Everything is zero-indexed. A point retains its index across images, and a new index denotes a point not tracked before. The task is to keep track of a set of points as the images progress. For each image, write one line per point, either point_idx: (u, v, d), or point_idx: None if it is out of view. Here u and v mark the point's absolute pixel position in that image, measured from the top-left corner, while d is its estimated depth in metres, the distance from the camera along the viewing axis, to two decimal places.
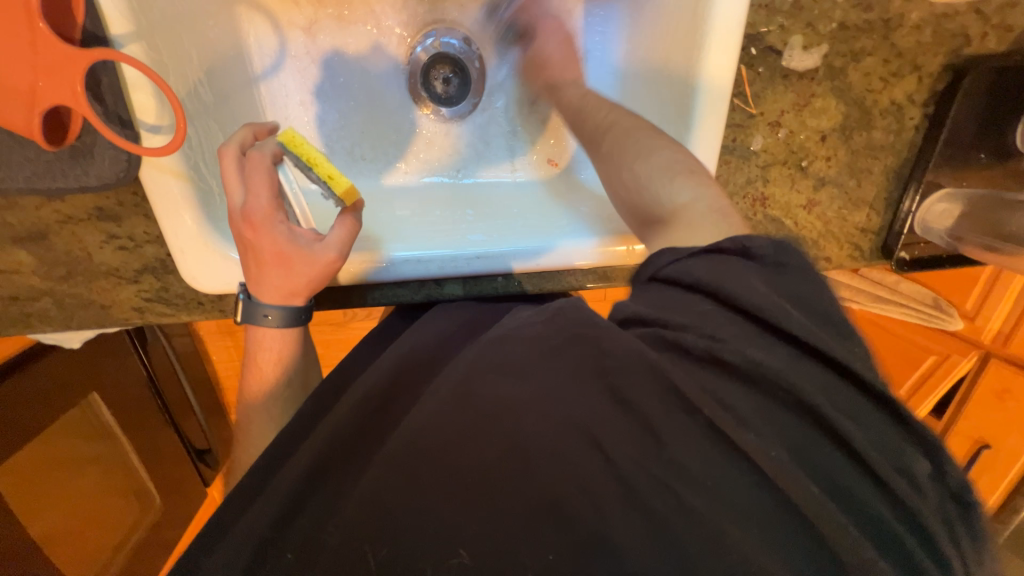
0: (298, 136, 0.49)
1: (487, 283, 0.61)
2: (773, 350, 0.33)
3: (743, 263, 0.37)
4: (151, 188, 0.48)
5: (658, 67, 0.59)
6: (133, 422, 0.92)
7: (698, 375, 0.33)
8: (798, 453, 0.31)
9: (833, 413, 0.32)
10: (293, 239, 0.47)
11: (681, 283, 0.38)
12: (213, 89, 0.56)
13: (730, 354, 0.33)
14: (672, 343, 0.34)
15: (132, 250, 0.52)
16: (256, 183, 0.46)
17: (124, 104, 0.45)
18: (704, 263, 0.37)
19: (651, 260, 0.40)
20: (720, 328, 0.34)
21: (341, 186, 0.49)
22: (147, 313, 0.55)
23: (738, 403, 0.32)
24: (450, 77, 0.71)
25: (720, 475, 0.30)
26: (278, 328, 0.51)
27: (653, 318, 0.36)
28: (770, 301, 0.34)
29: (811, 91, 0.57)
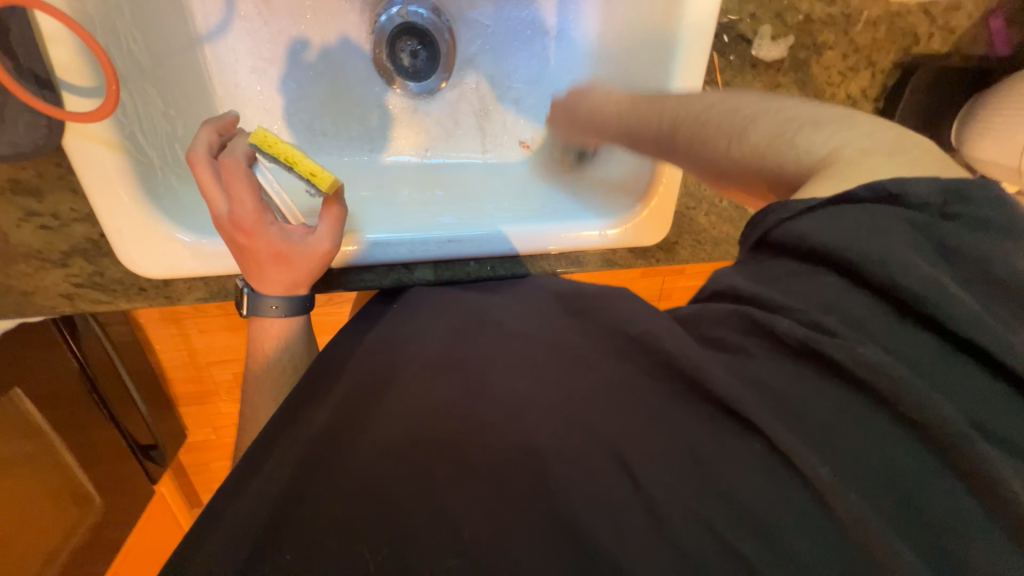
0: (270, 136, 0.47)
1: (459, 268, 0.59)
2: (891, 339, 0.29)
3: (885, 217, 0.31)
4: (79, 161, 0.42)
5: (632, 50, 0.59)
6: (66, 418, 0.85)
7: (784, 368, 0.30)
8: (874, 451, 0.27)
9: (947, 410, 0.27)
10: (288, 237, 0.45)
11: (797, 252, 0.32)
12: (149, 49, 0.49)
13: (834, 345, 0.29)
14: (766, 326, 0.31)
15: (57, 229, 0.46)
16: (237, 186, 0.43)
17: (40, 60, 0.39)
18: (828, 217, 0.32)
19: (760, 218, 0.35)
20: (835, 308, 0.30)
21: (325, 183, 0.47)
22: (79, 301, 0.49)
23: (814, 399, 0.29)
24: (418, 49, 0.68)
25: (743, 473, 0.28)
26: (286, 317, 0.50)
27: (757, 295, 0.32)
28: (905, 276, 0.29)
29: (777, 82, 0.58)
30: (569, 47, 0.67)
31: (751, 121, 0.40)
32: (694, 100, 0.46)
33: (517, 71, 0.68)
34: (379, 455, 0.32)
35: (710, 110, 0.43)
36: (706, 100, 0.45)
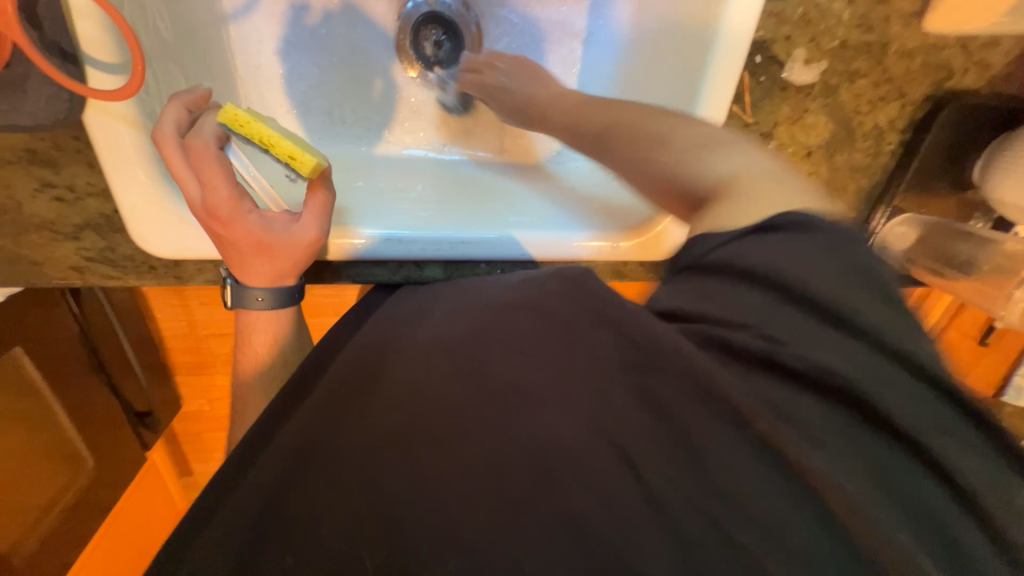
0: (243, 115, 0.43)
1: (469, 269, 0.59)
2: (837, 345, 0.31)
3: (796, 238, 0.34)
4: (97, 136, 0.42)
5: (660, 62, 0.58)
6: (63, 379, 0.85)
7: (755, 381, 0.31)
8: (847, 446, 0.29)
9: (893, 405, 0.29)
10: (267, 224, 0.44)
11: (726, 272, 0.34)
12: (174, 26, 0.48)
13: (786, 352, 0.30)
14: (719, 343, 0.32)
15: (71, 202, 0.46)
16: (207, 171, 0.41)
17: (67, 34, 0.39)
18: (750, 240, 0.34)
19: (696, 244, 0.37)
20: (775, 326, 0.32)
21: (304, 165, 0.43)
22: (89, 275, 0.49)
23: (793, 403, 0.30)
24: (441, 40, 0.69)
25: (759, 490, 0.28)
26: (273, 309, 0.49)
27: (695, 310, 0.33)
28: (834, 288, 0.32)
29: (805, 106, 0.57)
30: (598, 47, 0.66)
31: (671, 133, 0.43)
32: (632, 107, 0.49)
33: None
34: (384, 461, 0.31)
35: (638, 117, 0.46)
36: (643, 110, 0.48)
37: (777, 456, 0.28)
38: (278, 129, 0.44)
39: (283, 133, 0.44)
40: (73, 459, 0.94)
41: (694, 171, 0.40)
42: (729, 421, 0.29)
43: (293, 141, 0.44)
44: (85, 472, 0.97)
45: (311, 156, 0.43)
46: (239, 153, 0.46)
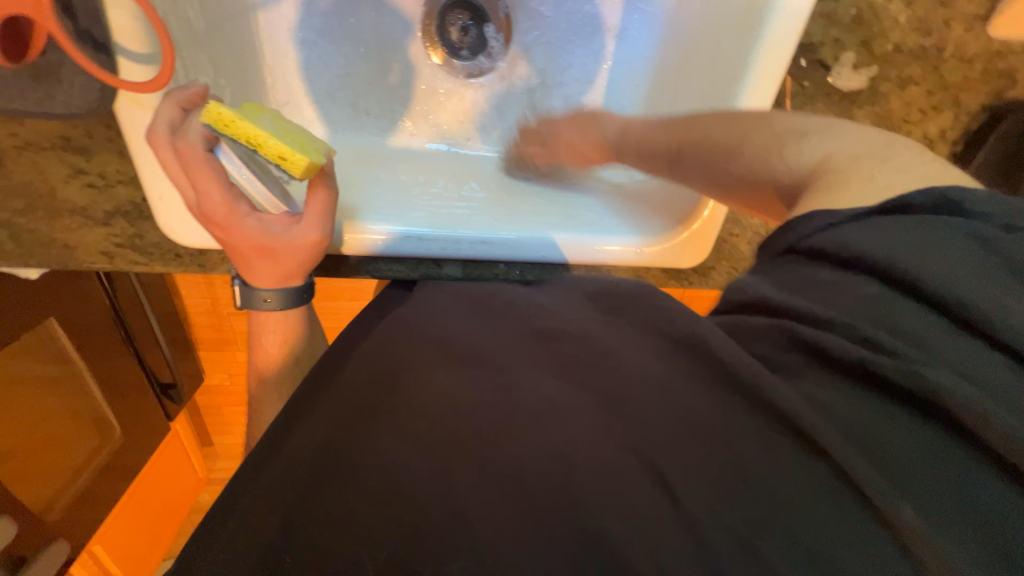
0: (226, 113, 0.40)
1: (488, 268, 0.58)
2: (951, 358, 0.26)
3: (943, 229, 0.29)
4: (126, 125, 0.42)
5: (696, 62, 0.56)
6: (95, 350, 0.89)
7: (841, 391, 0.28)
8: (929, 472, 0.25)
9: (1015, 429, 0.24)
10: (266, 228, 0.43)
11: (837, 261, 0.31)
12: (205, 15, 0.48)
13: (894, 363, 0.26)
14: (809, 341, 0.29)
15: (101, 189, 0.47)
16: (200, 176, 0.40)
17: (100, 24, 0.39)
18: (874, 226, 0.30)
19: (794, 227, 0.33)
20: (883, 326, 0.28)
21: (296, 166, 0.41)
22: (117, 261, 0.50)
23: (880, 424, 0.26)
24: (469, 25, 0.66)
25: (806, 517, 0.25)
26: (281, 310, 0.49)
27: (784, 304, 0.30)
28: (958, 283, 0.27)
29: (850, 113, 0.54)
30: (632, 43, 0.64)
31: (744, 136, 0.42)
32: (707, 113, 0.49)
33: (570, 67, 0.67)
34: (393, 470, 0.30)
35: (709, 124, 0.46)
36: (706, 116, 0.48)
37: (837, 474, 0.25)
38: (267, 127, 0.42)
39: (273, 131, 0.42)
40: (100, 422, 0.98)
41: (780, 165, 0.39)
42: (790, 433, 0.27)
43: (283, 138, 0.42)
44: (113, 438, 1.01)
45: (302, 155, 0.41)
46: (229, 154, 0.43)
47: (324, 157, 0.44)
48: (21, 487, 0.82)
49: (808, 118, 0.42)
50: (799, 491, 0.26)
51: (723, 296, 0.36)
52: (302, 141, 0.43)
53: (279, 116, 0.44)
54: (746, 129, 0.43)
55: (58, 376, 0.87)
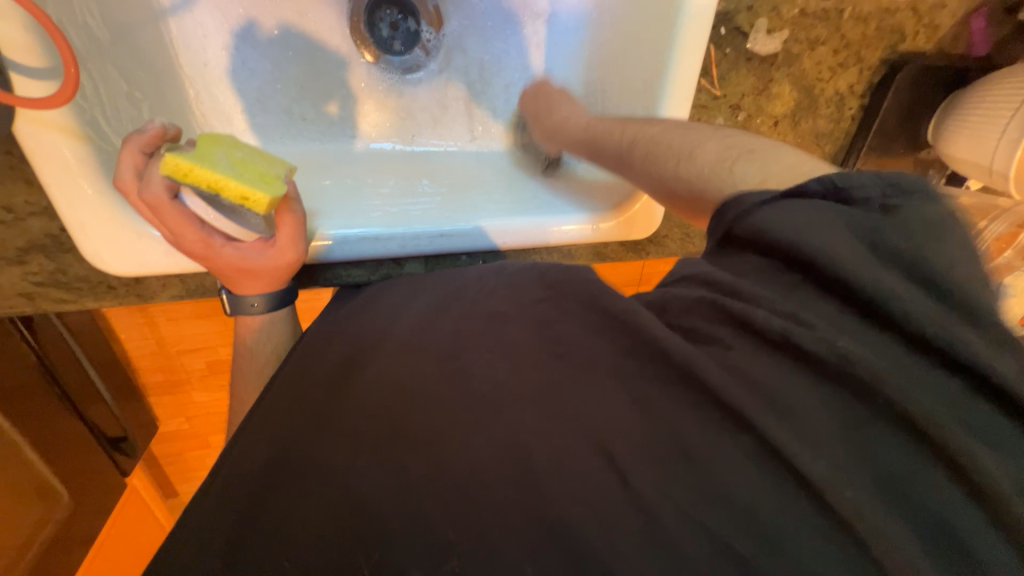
0: (184, 162, 0.39)
1: (450, 262, 0.57)
2: (853, 329, 0.29)
3: (825, 209, 0.32)
4: (31, 150, 0.38)
5: (628, 42, 0.58)
6: (23, 411, 0.80)
7: (762, 361, 0.29)
8: (857, 449, 0.26)
9: (923, 403, 0.26)
10: (244, 254, 0.44)
11: (760, 246, 0.33)
12: (106, 24, 0.45)
13: (813, 341, 0.28)
14: (738, 316, 0.31)
15: (11, 223, 0.42)
16: (170, 222, 0.40)
17: None
18: (788, 209, 0.33)
19: (730, 208, 0.36)
20: (799, 304, 0.30)
21: (264, 206, 0.41)
22: (41, 300, 0.46)
23: (792, 394, 0.28)
24: (399, 20, 0.65)
25: (736, 479, 0.27)
26: (264, 315, 0.49)
27: (730, 285, 0.33)
28: (861, 272, 0.29)
29: (769, 76, 0.58)
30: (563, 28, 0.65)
31: (697, 146, 0.44)
32: (656, 121, 0.50)
33: (508, 57, 0.67)
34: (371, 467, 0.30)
35: (665, 130, 0.47)
36: (649, 130, 0.49)
37: (759, 440, 0.27)
38: (224, 167, 0.40)
39: (230, 170, 0.40)
40: (42, 490, 0.88)
41: (724, 179, 0.40)
42: (719, 406, 0.29)
43: (239, 178, 0.40)
44: (61, 506, 0.92)
45: (264, 194, 0.40)
46: (194, 201, 0.41)
47: (284, 185, 0.42)
48: None
49: (728, 139, 0.43)
50: (732, 462, 0.27)
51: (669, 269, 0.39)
52: (259, 176, 0.41)
53: (229, 150, 0.42)
54: (667, 146, 0.46)
55: None
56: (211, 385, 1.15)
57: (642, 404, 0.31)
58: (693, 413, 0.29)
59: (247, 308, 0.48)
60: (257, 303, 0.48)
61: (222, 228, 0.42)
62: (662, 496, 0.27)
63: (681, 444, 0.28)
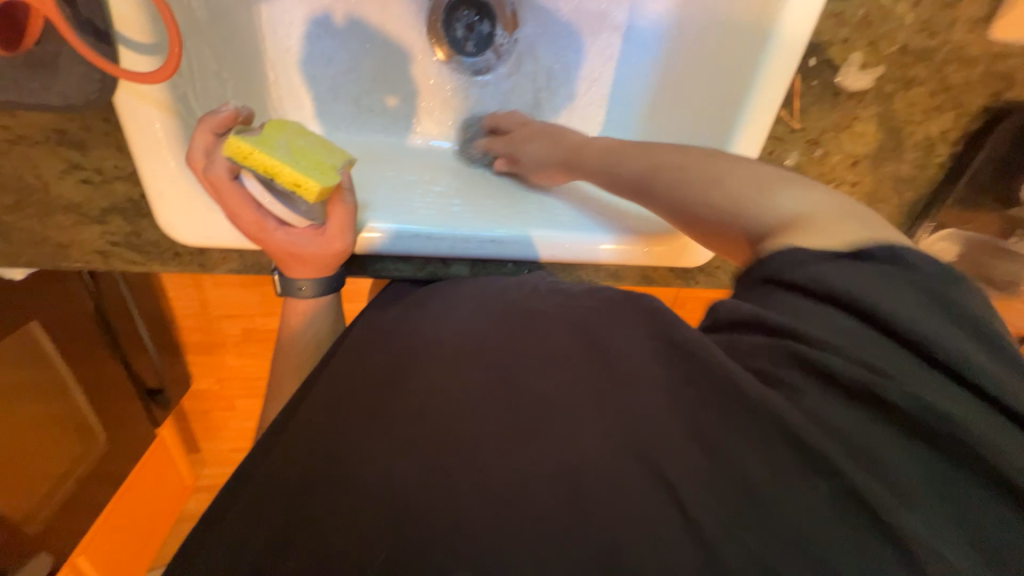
0: (245, 145, 0.40)
1: (496, 267, 0.57)
2: (927, 378, 0.27)
3: (885, 269, 0.31)
4: (127, 119, 0.41)
5: (706, 64, 0.56)
6: (80, 353, 0.87)
7: (840, 409, 0.27)
8: (939, 503, 0.25)
9: (1002, 461, 0.25)
10: (292, 240, 0.45)
11: (815, 293, 0.31)
12: (207, 6, 0.47)
13: (895, 392, 0.27)
14: (811, 366, 0.28)
15: (98, 185, 0.45)
16: (229, 201, 0.42)
17: (101, 11, 0.37)
18: (846, 269, 0.31)
19: (770, 260, 0.34)
20: (872, 352, 0.28)
21: (312, 193, 0.41)
22: (113, 259, 0.48)
23: (874, 442, 0.26)
24: (474, 21, 0.66)
25: (826, 525, 0.25)
26: (312, 299, 0.50)
27: (784, 329, 0.30)
28: (924, 322, 0.28)
29: (855, 113, 0.55)
30: (640, 41, 0.64)
31: (728, 175, 0.40)
32: (680, 149, 0.46)
33: (577, 66, 0.66)
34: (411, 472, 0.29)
35: (687, 159, 0.43)
36: (673, 156, 0.45)
37: (845, 488, 0.25)
38: (281, 152, 0.41)
39: (287, 157, 0.41)
40: (83, 428, 0.96)
41: (758, 204, 0.38)
42: (801, 453, 0.26)
43: (295, 165, 0.41)
44: (99, 446, 1.00)
45: (315, 182, 0.41)
46: (251, 182, 0.42)
47: (337, 175, 0.42)
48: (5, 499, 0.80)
49: (764, 170, 0.40)
50: (815, 510, 0.25)
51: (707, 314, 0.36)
52: (315, 165, 0.42)
53: (292, 136, 0.43)
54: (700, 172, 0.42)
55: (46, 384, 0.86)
56: (245, 352, 1.19)
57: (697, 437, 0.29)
58: (762, 455, 0.27)
59: (295, 290, 0.49)
60: (305, 287, 0.49)
61: (277, 212, 0.44)
62: (723, 539, 0.26)
63: (752, 493, 0.26)
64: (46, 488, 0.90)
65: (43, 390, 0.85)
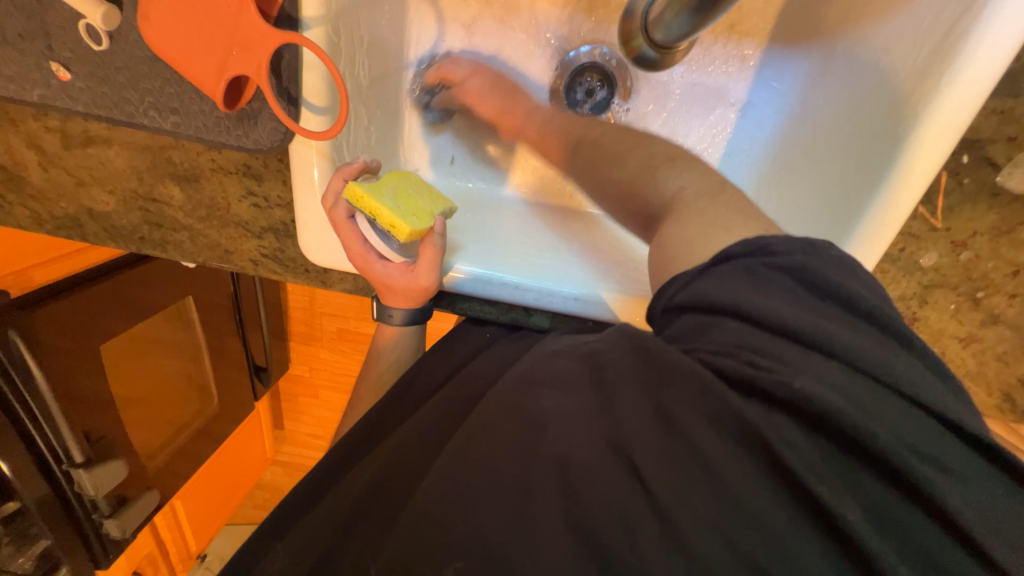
0: (361, 191, 0.46)
1: (576, 323, 0.56)
2: (821, 371, 0.28)
3: (756, 266, 0.32)
4: (297, 163, 0.50)
5: (833, 149, 0.53)
6: (211, 323, 1.08)
7: (750, 408, 0.28)
8: (839, 483, 0.27)
9: (881, 434, 0.27)
10: (387, 273, 0.50)
11: (696, 305, 0.33)
12: (370, 74, 0.56)
13: (780, 386, 0.28)
14: (711, 367, 0.30)
15: (263, 209, 0.55)
16: (344, 236, 0.48)
17: (296, 82, 0.46)
18: (722, 274, 0.32)
19: (662, 291, 0.36)
20: (767, 350, 0.29)
21: (404, 233, 0.47)
22: (261, 267, 0.58)
23: (776, 433, 0.27)
24: (596, 88, 0.68)
25: (765, 505, 0.27)
26: (399, 326, 0.54)
27: (690, 347, 0.31)
28: (802, 320, 0.29)
29: (1021, 218, 0.48)
30: (759, 116, 0.63)
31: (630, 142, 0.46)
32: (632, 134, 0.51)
33: (690, 136, 0.66)
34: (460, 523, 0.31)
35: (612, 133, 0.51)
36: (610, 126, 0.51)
37: (772, 466, 0.27)
38: (386, 198, 0.47)
39: (391, 202, 0.47)
40: (204, 387, 1.17)
41: None
42: (738, 441, 0.28)
43: (399, 209, 0.47)
44: (212, 405, 1.20)
45: (408, 225, 0.46)
46: (363, 222, 0.49)
47: (428, 222, 0.47)
48: (137, 431, 0.98)
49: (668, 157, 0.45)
50: (756, 484, 0.27)
51: (618, 331, 0.37)
52: (413, 210, 0.48)
53: (399, 184, 0.49)
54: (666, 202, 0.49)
55: (182, 343, 1.06)
56: (337, 348, 1.37)
57: (679, 437, 0.29)
58: (709, 432, 0.28)
59: (385, 318, 0.54)
60: (393, 316, 0.54)
61: (380, 247, 0.50)
62: (674, 506, 0.27)
63: (706, 472, 0.28)
64: (170, 431, 1.09)
65: (178, 348, 1.06)
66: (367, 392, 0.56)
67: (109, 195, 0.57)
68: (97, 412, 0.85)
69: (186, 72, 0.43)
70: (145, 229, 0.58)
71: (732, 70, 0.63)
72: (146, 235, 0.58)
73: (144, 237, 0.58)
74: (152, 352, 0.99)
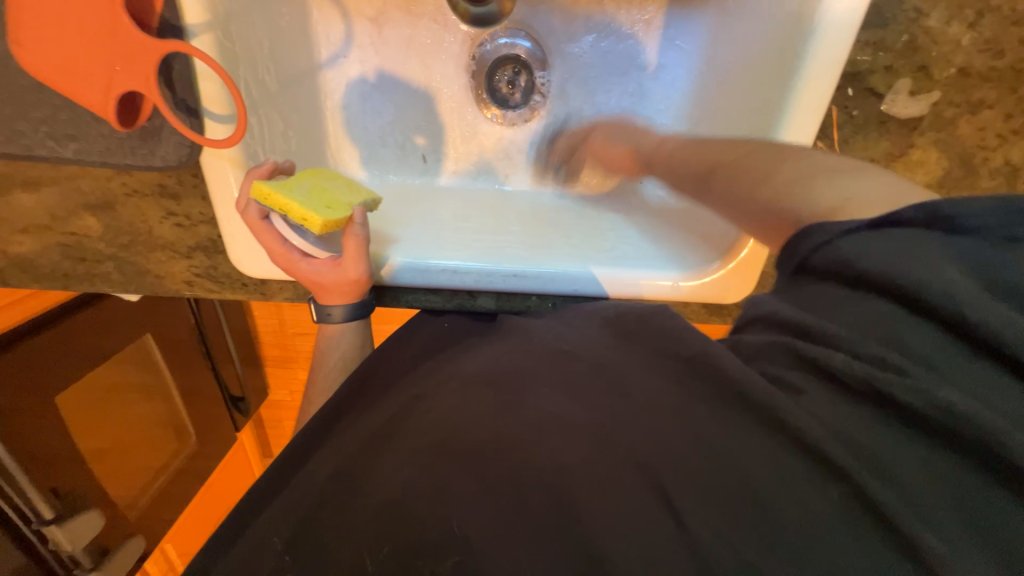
0: (267, 190, 0.46)
1: (520, 301, 0.58)
2: (949, 368, 0.24)
3: (924, 235, 0.28)
4: (211, 176, 0.49)
5: (737, 102, 0.57)
6: (177, 359, 1.04)
7: (842, 409, 0.26)
8: (949, 497, 0.23)
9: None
10: (314, 270, 0.50)
11: (845, 276, 0.29)
12: (279, 78, 0.56)
13: (908, 388, 0.24)
14: (830, 359, 0.27)
15: (187, 227, 0.54)
16: (265, 238, 0.49)
17: (193, 93, 0.46)
18: (881, 239, 0.28)
19: (818, 231, 0.31)
20: (903, 338, 0.26)
21: (316, 225, 0.46)
22: (197, 287, 0.57)
23: (876, 442, 0.24)
24: (515, 79, 0.70)
25: (825, 530, 0.24)
26: (341, 323, 0.54)
27: (804, 324, 0.29)
28: (970, 308, 0.24)
29: (910, 141, 0.51)
30: (672, 77, 0.65)
31: (776, 164, 0.38)
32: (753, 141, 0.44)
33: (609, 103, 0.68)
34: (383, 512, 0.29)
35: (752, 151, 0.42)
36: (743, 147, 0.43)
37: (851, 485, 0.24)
38: (296, 194, 0.47)
39: (302, 198, 0.47)
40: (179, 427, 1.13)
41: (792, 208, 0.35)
42: (794, 451, 0.26)
43: (311, 203, 0.47)
44: (189, 444, 1.16)
45: (319, 217, 0.46)
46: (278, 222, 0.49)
47: (347, 212, 0.48)
48: (110, 480, 0.94)
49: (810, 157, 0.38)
50: (831, 505, 0.24)
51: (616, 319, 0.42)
52: (326, 203, 0.48)
53: (312, 182, 0.49)
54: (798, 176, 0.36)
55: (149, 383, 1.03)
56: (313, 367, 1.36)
57: (696, 432, 0.28)
58: (764, 449, 0.26)
59: (325, 317, 0.54)
60: (332, 315, 0.54)
61: (302, 246, 0.50)
62: (694, 515, 0.26)
63: (745, 485, 0.26)
64: (146, 476, 1.06)
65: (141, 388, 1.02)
66: (316, 397, 0.55)
67: (22, 235, 0.54)
68: (63, 467, 0.82)
69: (71, 93, 0.42)
70: (66, 264, 0.56)
71: (640, 34, 0.65)
72: (70, 271, 0.56)
73: (68, 273, 0.56)
74: (115, 396, 0.96)
